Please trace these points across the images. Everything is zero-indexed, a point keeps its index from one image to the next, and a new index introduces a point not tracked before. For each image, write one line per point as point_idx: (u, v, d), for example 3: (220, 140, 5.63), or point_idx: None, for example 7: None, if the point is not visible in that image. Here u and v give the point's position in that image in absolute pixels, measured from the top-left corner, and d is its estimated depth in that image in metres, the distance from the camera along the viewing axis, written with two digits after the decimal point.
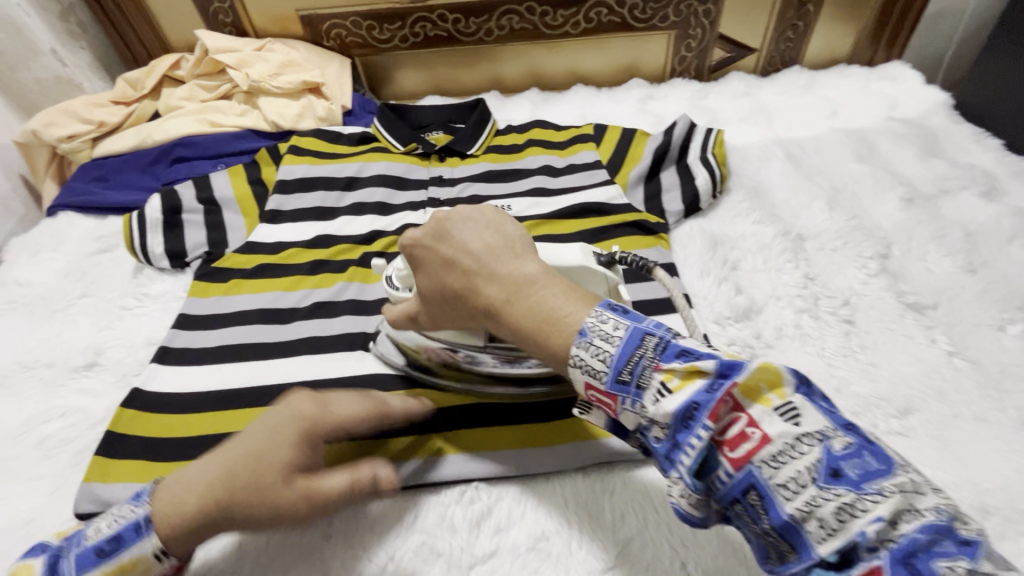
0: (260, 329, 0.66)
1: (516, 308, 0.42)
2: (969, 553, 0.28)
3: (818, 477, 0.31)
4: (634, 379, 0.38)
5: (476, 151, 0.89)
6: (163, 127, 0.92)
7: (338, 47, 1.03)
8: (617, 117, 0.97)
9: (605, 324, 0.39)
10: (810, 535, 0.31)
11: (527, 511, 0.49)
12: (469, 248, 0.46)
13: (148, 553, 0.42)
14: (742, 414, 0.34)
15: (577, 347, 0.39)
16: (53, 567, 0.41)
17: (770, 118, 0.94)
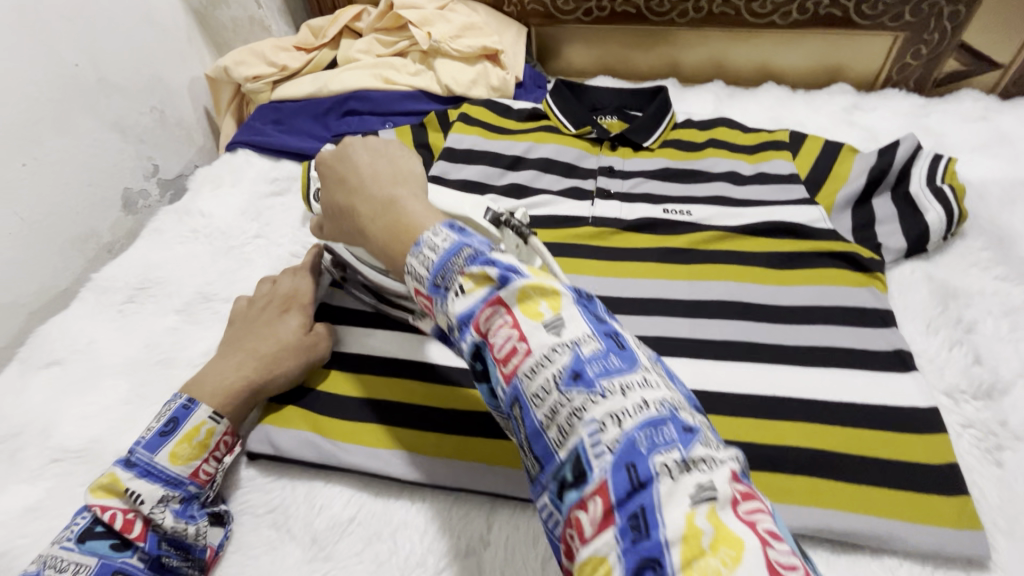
0: None
1: (378, 222, 0.41)
2: (684, 442, 0.27)
3: (561, 382, 0.29)
4: (447, 285, 0.34)
5: (652, 144, 0.81)
6: (341, 77, 0.92)
7: (517, 14, 0.98)
8: (815, 126, 0.85)
9: (437, 237, 0.36)
10: (550, 443, 0.29)
11: None
12: (354, 179, 0.45)
13: (207, 417, 0.48)
14: (513, 326, 0.31)
15: (411, 259, 0.36)
16: (128, 463, 0.45)
17: (1014, 151, 0.79)
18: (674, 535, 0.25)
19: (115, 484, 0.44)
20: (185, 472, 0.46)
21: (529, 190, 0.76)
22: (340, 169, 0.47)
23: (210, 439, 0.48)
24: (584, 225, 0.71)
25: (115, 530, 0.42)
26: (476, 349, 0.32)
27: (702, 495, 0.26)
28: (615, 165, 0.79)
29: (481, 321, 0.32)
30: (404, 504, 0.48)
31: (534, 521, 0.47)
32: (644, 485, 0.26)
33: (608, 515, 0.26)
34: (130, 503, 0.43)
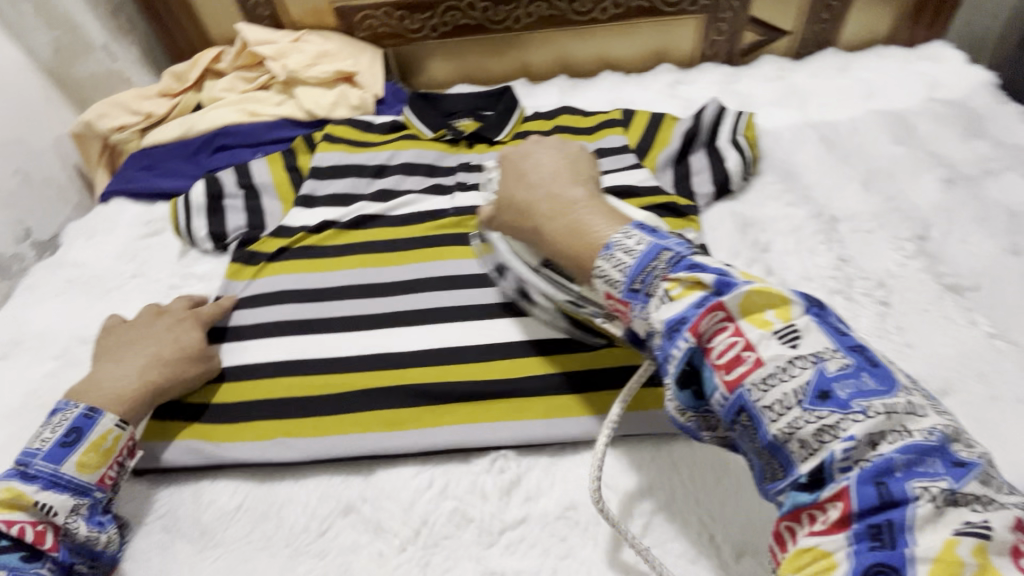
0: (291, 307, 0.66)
1: (553, 222, 0.50)
2: (955, 475, 0.32)
3: (805, 400, 0.36)
4: (644, 287, 0.43)
5: (504, 137, 0.90)
6: (206, 116, 0.96)
7: (371, 38, 1.05)
8: (645, 103, 0.97)
9: (629, 239, 0.45)
10: (794, 454, 0.36)
11: (556, 481, 0.50)
12: (534, 175, 0.54)
13: (112, 425, 0.50)
14: (736, 334, 0.38)
15: (602, 260, 0.45)
16: (29, 477, 0.47)
17: (803, 101, 0.93)
18: (918, 554, 0.30)
19: (18, 498, 0.45)
20: (93, 479, 0.48)
21: (393, 194, 0.83)
22: (520, 162, 0.56)
23: (117, 445, 0.50)
24: (445, 216, 0.79)
25: (25, 540, 0.45)
26: (692, 353, 0.39)
27: (967, 526, 0.30)
28: (471, 160, 0.87)
29: (699, 327, 0.39)
30: (286, 484, 0.53)
31: (406, 471, 0.52)
32: (893, 503, 0.32)
33: (842, 521, 0.33)
34: (39, 513, 0.46)
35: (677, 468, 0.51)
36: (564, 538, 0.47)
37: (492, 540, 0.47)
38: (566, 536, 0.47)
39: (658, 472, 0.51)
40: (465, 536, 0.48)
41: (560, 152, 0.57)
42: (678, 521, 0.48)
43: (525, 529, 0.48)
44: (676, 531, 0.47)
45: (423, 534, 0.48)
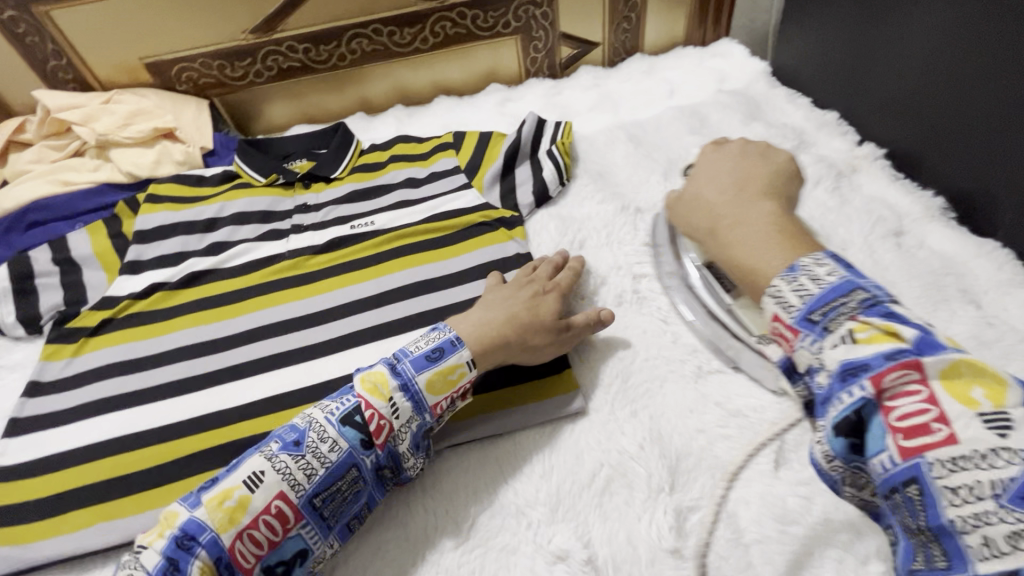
0: (119, 382, 0.67)
1: (733, 233, 0.51)
2: None
3: (1002, 496, 0.31)
4: (823, 320, 0.39)
5: (340, 173, 0.90)
6: (11, 192, 0.89)
7: (193, 90, 1.03)
8: (477, 122, 1.02)
9: (819, 267, 0.41)
10: (969, 549, 0.32)
11: (386, 506, 0.53)
12: (725, 181, 0.57)
13: (465, 360, 0.53)
14: (930, 403, 0.34)
15: (780, 279, 0.42)
16: (393, 372, 0.51)
17: (616, 105, 1.02)
18: None
19: (382, 387, 0.50)
20: (388, 409, 0.49)
21: (227, 245, 0.81)
22: (706, 171, 0.61)
23: (461, 380, 0.52)
24: (281, 259, 0.78)
25: (369, 429, 0.48)
26: (863, 405, 0.36)
27: None
28: (308, 201, 0.87)
29: (885, 380, 0.35)
30: None
31: None
32: None
33: None
34: (387, 410, 0.49)
35: (500, 467, 0.54)
36: (394, 560, 0.49)
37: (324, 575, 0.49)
38: (396, 557, 0.50)
39: (479, 474, 0.54)
40: None
41: (753, 155, 0.60)
42: (500, 518, 0.50)
43: (356, 558, 0.50)
44: (496, 529, 0.50)
45: None
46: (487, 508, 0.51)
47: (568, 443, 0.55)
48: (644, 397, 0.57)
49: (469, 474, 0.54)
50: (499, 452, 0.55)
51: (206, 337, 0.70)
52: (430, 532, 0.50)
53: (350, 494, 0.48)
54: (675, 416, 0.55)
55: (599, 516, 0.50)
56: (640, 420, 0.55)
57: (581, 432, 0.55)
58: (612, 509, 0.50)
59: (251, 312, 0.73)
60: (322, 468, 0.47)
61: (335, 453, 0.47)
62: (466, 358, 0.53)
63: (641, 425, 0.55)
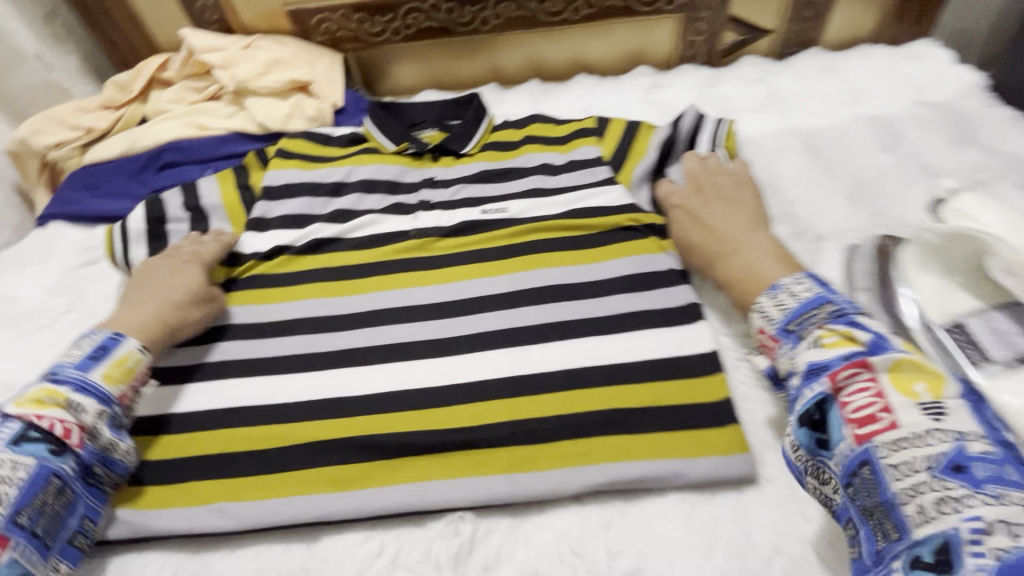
0: (239, 346, 0.62)
1: (727, 261, 0.59)
2: None
3: (936, 468, 0.35)
4: (798, 330, 0.46)
5: (471, 149, 0.83)
6: (150, 130, 0.89)
7: (329, 42, 0.99)
8: (620, 109, 0.92)
9: (799, 285, 0.49)
10: (908, 519, 0.35)
11: (518, 547, 0.46)
12: (711, 219, 0.64)
13: (135, 348, 0.53)
14: (878, 394, 0.39)
15: (765, 298, 0.51)
16: (58, 380, 0.49)
17: (786, 106, 0.88)
18: None
19: (49, 395, 0.48)
20: (115, 392, 0.50)
21: (351, 214, 0.76)
22: (693, 206, 0.67)
23: (138, 367, 0.53)
24: (407, 237, 0.72)
25: (52, 434, 0.46)
26: (823, 399, 0.41)
27: None
28: (436, 175, 0.81)
29: (839, 377, 0.41)
30: (222, 554, 0.48)
31: (353, 541, 0.47)
32: None
33: None
34: (68, 412, 0.47)
35: (650, 528, 0.46)
36: None
37: None
38: None
39: (627, 530, 0.46)
40: None
41: (737, 184, 0.68)
42: None
43: None
44: None
45: None
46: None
47: (735, 516, 0.46)
48: None
49: (615, 528, 0.46)
50: (652, 510, 0.47)
51: (327, 311, 0.64)
52: None
53: (59, 506, 0.46)
54: None
55: None
56: None
57: (751, 505, 0.46)
58: None
59: (375, 290, 0.66)
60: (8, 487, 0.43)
61: (20, 471, 0.44)
62: (136, 345, 0.53)
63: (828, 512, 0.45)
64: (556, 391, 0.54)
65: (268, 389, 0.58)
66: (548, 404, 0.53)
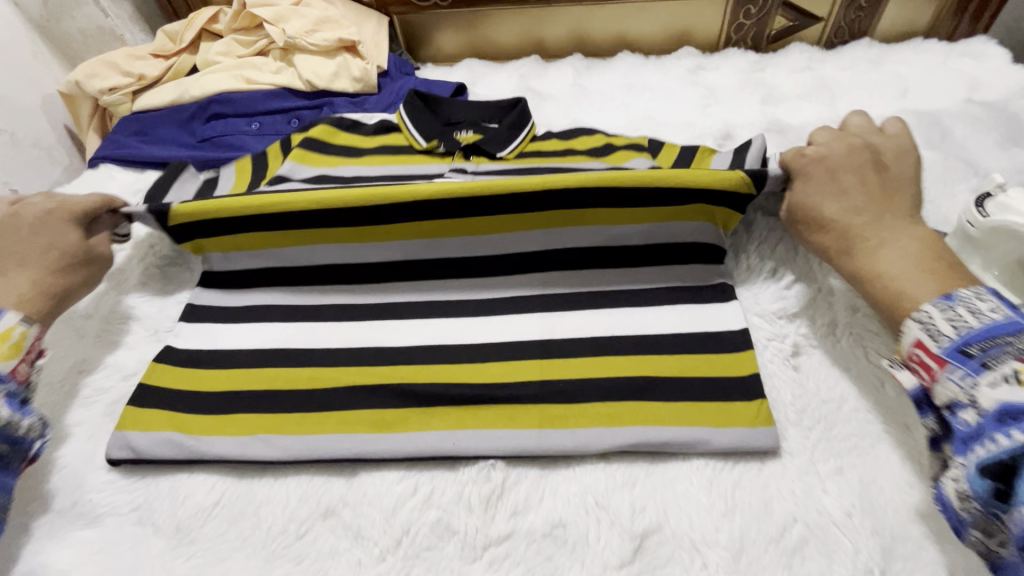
0: (282, 292, 0.63)
1: (871, 252, 0.47)
2: None
3: None
4: (982, 356, 0.36)
5: (505, 154, 0.77)
6: (201, 81, 0.91)
7: (376, 4, 0.99)
8: (663, 89, 0.92)
9: (985, 301, 0.38)
10: None
11: (546, 496, 0.48)
12: (857, 196, 0.50)
13: (15, 321, 0.49)
14: None
15: (934, 306, 0.40)
16: None
17: (832, 96, 0.87)
18: None
19: None
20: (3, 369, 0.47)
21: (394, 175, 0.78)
22: (834, 162, 0.52)
23: (25, 340, 0.49)
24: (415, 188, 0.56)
25: None
26: (1016, 451, 0.33)
27: None
28: (467, 169, 0.76)
29: None
30: (267, 482, 0.51)
31: (389, 479, 0.50)
32: None
33: None
34: None
35: (672, 489, 0.48)
36: (549, 558, 0.45)
37: (475, 554, 0.45)
38: (552, 556, 0.45)
39: (652, 489, 0.48)
40: (447, 548, 0.46)
41: (891, 156, 0.54)
42: (670, 546, 0.45)
43: (510, 545, 0.46)
44: (666, 558, 0.44)
45: (404, 545, 0.46)
46: (660, 532, 0.46)
47: (755, 484, 0.48)
48: (852, 453, 0.49)
49: (639, 487, 0.48)
50: (677, 473, 0.49)
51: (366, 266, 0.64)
52: (595, 541, 0.45)
53: None
54: (892, 489, 0.46)
55: None
56: (847, 481, 0.47)
57: (773, 475, 0.48)
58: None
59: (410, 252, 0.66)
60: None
61: None
62: (14, 319, 0.49)
63: (846, 487, 0.47)
64: (593, 355, 0.55)
65: (311, 334, 0.59)
66: (578, 366, 0.54)
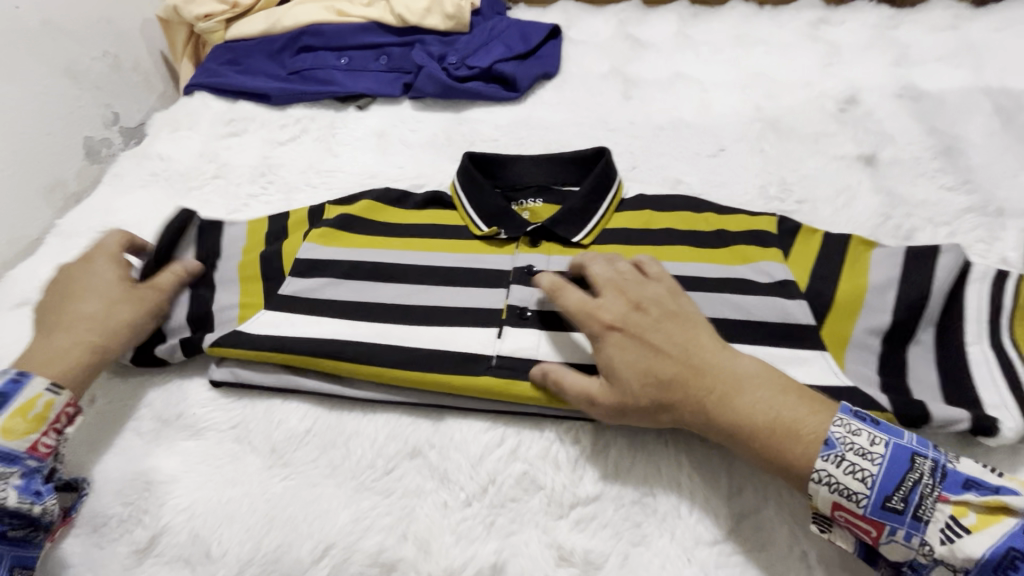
0: (359, 252, 0.59)
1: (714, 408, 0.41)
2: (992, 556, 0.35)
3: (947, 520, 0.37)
4: (908, 508, 0.37)
5: (584, 238, 0.58)
6: (293, 12, 0.90)
7: None
8: (780, 43, 0.83)
9: (861, 439, 0.39)
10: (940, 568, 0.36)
11: (636, 462, 0.46)
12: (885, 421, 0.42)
13: (42, 388, 0.46)
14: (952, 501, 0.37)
15: (821, 457, 0.39)
16: None
17: (979, 61, 0.77)
18: None
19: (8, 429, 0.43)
20: (19, 446, 0.44)
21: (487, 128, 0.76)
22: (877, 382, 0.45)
23: (48, 410, 0.46)
24: (484, 370, 0.49)
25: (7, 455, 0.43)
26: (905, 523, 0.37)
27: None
28: (535, 265, 0.57)
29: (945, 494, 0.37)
30: (357, 416, 0.52)
31: (477, 427, 0.49)
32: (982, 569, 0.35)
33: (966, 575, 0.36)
34: None
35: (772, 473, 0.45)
36: (638, 525, 0.43)
37: (562, 511, 0.45)
38: (641, 523, 0.44)
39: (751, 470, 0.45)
40: (533, 502, 0.45)
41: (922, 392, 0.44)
42: (767, 530, 0.43)
43: (598, 507, 0.45)
44: (764, 542, 0.42)
45: (490, 492, 0.46)
46: (756, 514, 0.44)
47: None
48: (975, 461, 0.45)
49: (736, 465, 0.45)
50: None
51: (428, 272, 0.57)
52: (687, 515, 0.44)
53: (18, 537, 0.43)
54: None
55: None
56: None
57: None
58: None
59: (467, 274, 0.57)
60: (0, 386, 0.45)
61: None
62: (44, 386, 0.46)
63: None
64: None
65: (397, 273, 0.58)
66: None
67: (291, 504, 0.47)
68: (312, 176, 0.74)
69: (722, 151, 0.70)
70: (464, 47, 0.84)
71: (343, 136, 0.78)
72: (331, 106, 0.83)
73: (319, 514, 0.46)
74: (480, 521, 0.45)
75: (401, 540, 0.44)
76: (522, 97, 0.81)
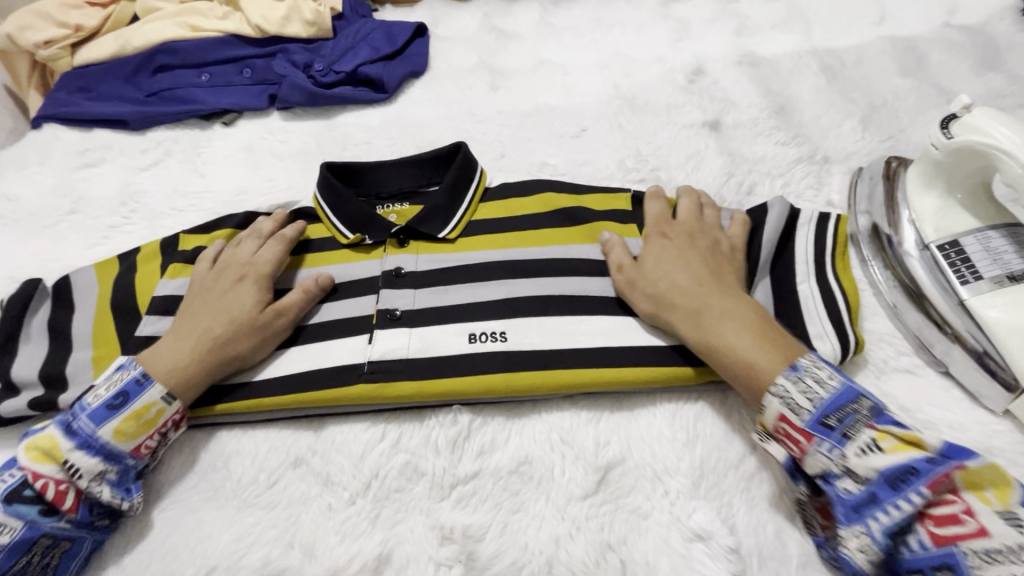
0: None
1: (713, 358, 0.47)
2: (942, 554, 0.35)
3: (882, 479, 0.38)
4: (841, 427, 0.40)
5: (450, 232, 0.60)
6: (143, 31, 0.86)
7: None
8: (634, 22, 0.88)
9: (822, 370, 0.43)
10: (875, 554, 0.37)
11: (512, 436, 0.49)
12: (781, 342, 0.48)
13: (159, 397, 0.47)
14: (957, 496, 0.36)
15: (785, 379, 0.43)
16: (71, 431, 0.45)
17: (807, 25, 0.84)
18: None
19: (53, 449, 0.44)
20: (126, 447, 0.45)
21: (358, 131, 0.76)
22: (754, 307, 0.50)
23: (159, 418, 0.47)
24: (357, 379, 0.50)
25: (46, 497, 0.43)
26: (869, 492, 0.38)
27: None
28: (404, 266, 0.58)
29: (926, 481, 0.37)
30: (236, 435, 0.51)
31: (358, 429, 0.50)
32: (928, 560, 0.36)
33: (918, 544, 0.36)
34: (64, 473, 0.44)
35: (635, 425, 0.49)
36: (515, 493, 0.46)
37: (444, 493, 0.46)
38: (519, 490, 0.46)
39: (616, 424, 0.49)
40: (416, 490, 0.46)
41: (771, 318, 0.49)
42: (633, 477, 0.46)
43: (478, 483, 0.46)
44: (630, 488, 0.45)
45: (373, 487, 0.47)
46: (623, 463, 0.47)
47: (716, 415, 0.49)
48: None
49: (603, 424, 0.49)
50: (637, 413, 0.49)
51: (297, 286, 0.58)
52: (561, 475, 0.46)
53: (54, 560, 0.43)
54: None
55: (744, 502, 0.45)
56: None
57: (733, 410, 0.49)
58: (759, 499, 0.45)
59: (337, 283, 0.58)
60: (119, 383, 0.47)
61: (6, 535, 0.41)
62: (159, 393, 0.47)
63: None
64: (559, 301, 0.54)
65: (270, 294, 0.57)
66: (542, 308, 0.54)
67: (172, 534, 0.46)
68: (178, 200, 0.71)
69: (584, 131, 0.73)
70: (329, 52, 0.83)
71: (210, 155, 0.76)
72: (196, 125, 0.80)
73: (199, 539, 0.45)
74: (364, 517, 0.45)
75: (286, 549, 0.44)
76: (392, 98, 0.81)
